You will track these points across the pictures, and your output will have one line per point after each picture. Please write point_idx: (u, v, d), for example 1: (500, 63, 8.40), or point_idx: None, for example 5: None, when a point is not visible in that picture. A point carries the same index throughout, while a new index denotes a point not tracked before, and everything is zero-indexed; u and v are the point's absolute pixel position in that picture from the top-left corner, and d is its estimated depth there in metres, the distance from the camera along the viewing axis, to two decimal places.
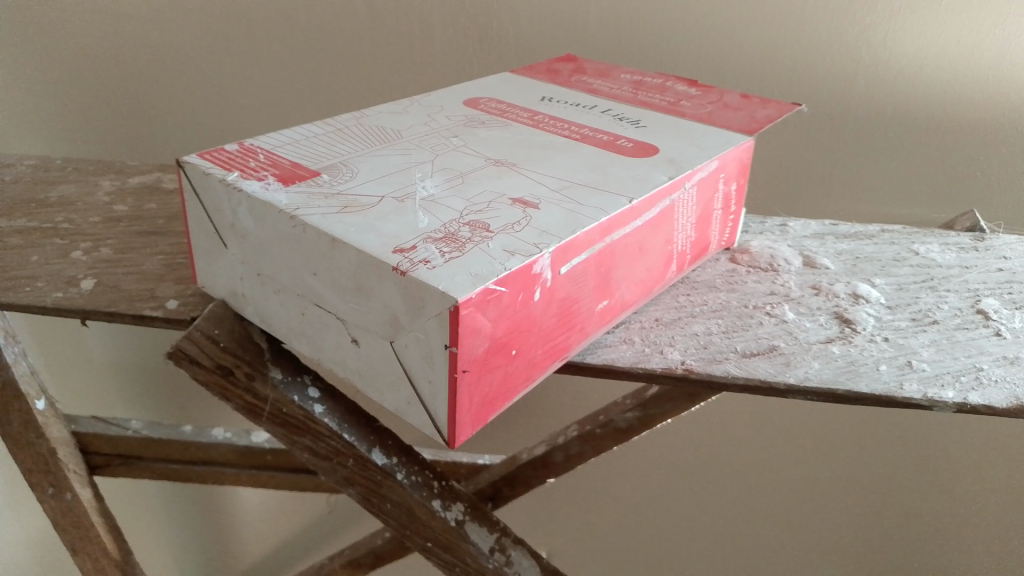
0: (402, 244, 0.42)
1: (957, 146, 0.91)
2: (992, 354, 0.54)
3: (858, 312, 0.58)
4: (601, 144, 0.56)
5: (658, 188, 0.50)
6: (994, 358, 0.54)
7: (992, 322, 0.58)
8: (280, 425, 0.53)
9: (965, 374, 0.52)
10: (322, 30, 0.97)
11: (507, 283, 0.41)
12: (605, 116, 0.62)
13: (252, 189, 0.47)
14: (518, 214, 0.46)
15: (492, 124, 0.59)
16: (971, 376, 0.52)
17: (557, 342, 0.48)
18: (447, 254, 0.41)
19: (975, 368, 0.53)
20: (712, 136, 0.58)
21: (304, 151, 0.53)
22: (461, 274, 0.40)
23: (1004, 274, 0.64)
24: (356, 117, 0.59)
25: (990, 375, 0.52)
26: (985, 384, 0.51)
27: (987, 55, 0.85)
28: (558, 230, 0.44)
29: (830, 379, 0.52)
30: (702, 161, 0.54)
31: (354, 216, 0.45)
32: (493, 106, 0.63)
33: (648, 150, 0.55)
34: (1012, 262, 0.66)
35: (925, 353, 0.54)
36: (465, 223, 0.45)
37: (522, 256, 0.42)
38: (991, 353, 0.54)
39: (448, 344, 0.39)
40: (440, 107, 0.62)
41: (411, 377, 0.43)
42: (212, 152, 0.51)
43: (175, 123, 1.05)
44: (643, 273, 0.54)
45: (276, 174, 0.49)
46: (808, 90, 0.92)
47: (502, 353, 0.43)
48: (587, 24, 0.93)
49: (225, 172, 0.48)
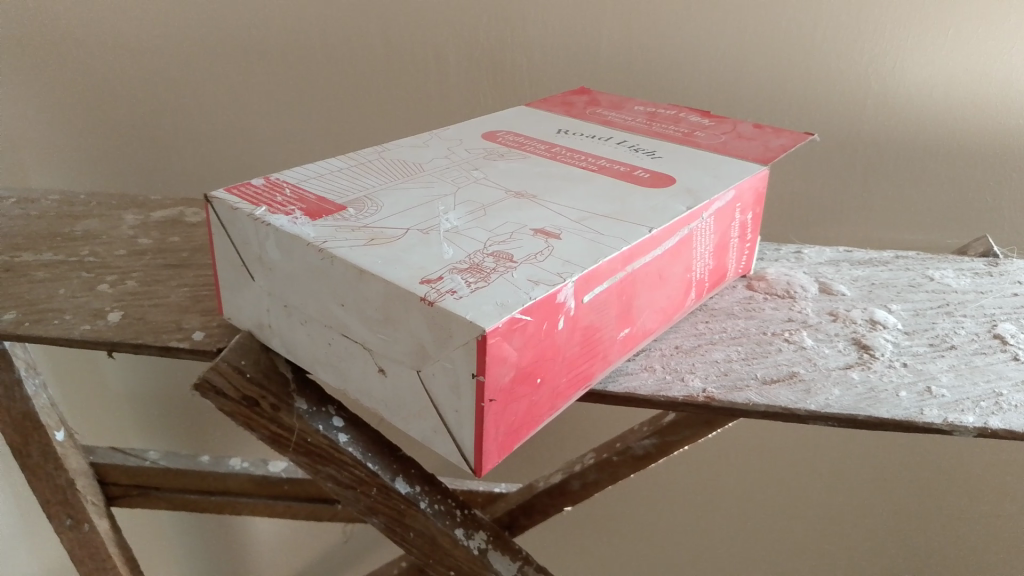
0: (429, 274, 0.43)
1: (967, 172, 0.92)
2: (1010, 378, 0.55)
3: (876, 337, 0.59)
4: (618, 176, 0.57)
5: (676, 218, 0.51)
6: (1012, 382, 0.54)
7: (1010, 347, 0.58)
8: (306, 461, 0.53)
9: (986, 399, 0.53)
10: (338, 66, 0.98)
11: (532, 312, 0.41)
12: (621, 147, 0.62)
13: (280, 222, 0.48)
14: (540, 244, 0.47)
15: (510, 157, 0.60)
16: (991, 400, 0.53)
17: (582, 371, 0.48)
18: (473, 284, 0.42)
19: (994, 393, 0.53)
20: (727, 165, 0.59)
21: (328, 185, 0.54)
22: (488, 304, 0.40)
23: (1019, 299, 0.65)
24: (377, 152, 0.60)
25: (1010, 400, 0.53)
26: (1007, 409, 0.52)
27: (995, 82, 0.86)
28: (580, 259, 0.45)
29: (850, 405, 0.52)
30: (719, 191, 0.55)
31: (381, 248, 0.45)
32: (510, 139, 0.64)
33: (665, 180, 0.56)
34: None
35: (943, 378, 0.55)
36: (489, 254, 0.46)
37: (547, 285, 0.43)
38: (1011, 377, 0.55)
39: (474, 373, 0.40)
40: (458, 140, 0.63)
41: (437, 406, 0.43)
42: (239, 187, 0.52)
43: (193, 154, 1.06)
44: (663, 301, 0.54)
45: (302, 208, 0.50)
46: (819, 118, 0.93)
47: (528, 381, 0.43)
48: (600, 56, 0.94)
49: (253, 207, 0.49)
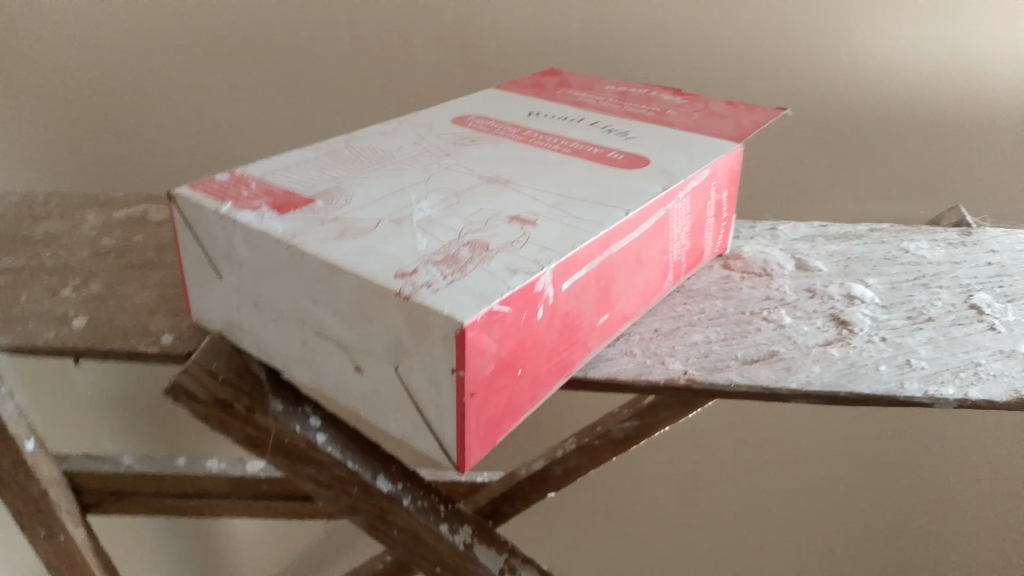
0: (403, 267, 0.42)
1: (933, 143, 0.93)
2: (988, 348, 0.55)
3: (854, 312, 0.59)
4: (592, 158, 0.56)
5: (652, 200, 0.50)
6: (991, 352, 0.55)
7: (986, 317, 0.58)
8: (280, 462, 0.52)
9: (965, 370, 0.53)
10: (301, 54, 0.96)
11: (511, 302, 0.41)
12: (594, 128, 0.62)
13: (247, 219, 0.47)
14: (516, 232, 0.46)
15: (482, 142, 0.59)
16: (970, 371, 0.53)
17: (563, 359, 0.47)
18: (449, 275, 0.42)
19: (973, 364, 0.54)
20: (702, 144, 0.58)
21: (295, 177, 0.52)
22: (466, 295, 0.40)
23: (993, 267, 0.65)
24: (346, 140, 0.58)
25: (988, 370, 0.53)
26: (986, 379, 0.52)
27: (962, 53, 0.88)
28: (558, 245, 0.44)
29: (831, 382, 0.52)
30: (694, 171, 0.54)
31: (352, 242, 0.44)
32: (481, 123, 0.63)
33: (640, 162, 0.55)
34: (1001, 255, 0.66)
35: (922, 350, 0.55)
36: (464, 243, 0.45)
37: (525, 274, 0.42)
38: (989, 347, 0.55)
39: (454, 367, 0.39)
40: (428, 126, 0.62)
41: (417, 402, 0.42)
42: (203, 183, 0.51)
43: (155, 149, 1.03)
44: (641, 284, 0.54)
45: (269, 203, 0.48)
46: (790, 95, 0.93)
47: (508, 372, 0.42)
48: (567, 37, 0.93)
49: (218, 204, 0.48)
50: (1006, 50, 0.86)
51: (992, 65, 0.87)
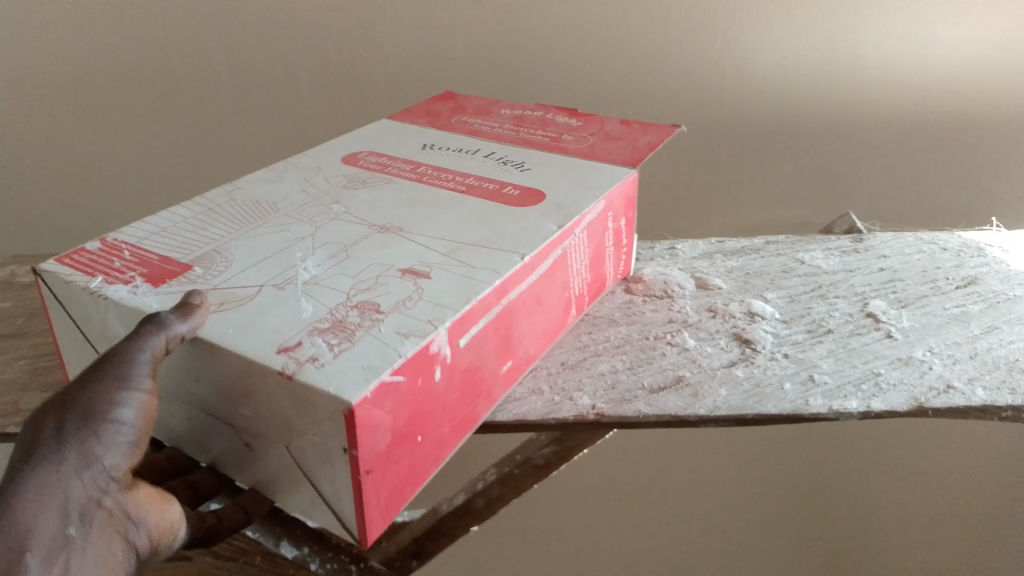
0: (286, 340, 0.40)
1: (828, 149, 0.94)
2: (887, 357, 0.56)
3: (755, 329, 0.59)
4: (486, 195, 0.55)
5: (546, 241, 0.49)
6: (889, 361, 0.56)
7: (883, 324, 0.60)
8: (185, 488, 0.45)
9: (865, 382, 0.54)
10: (184, 89, 0.93)
11: (404, 370, 0.39)
12: (488, 160, 0.60)
13: (119, 294, 0.44)
14: (407, 287, 0.45)
15: (373, 182, 0.57)
16: (871, 382, 0.54)
17: (466, 416, 0.46)
18: (336, 346, 0.40)
19: (873, 374, 0.55)
20: (596, 173, 0.57)
21: (173, 239, 0.49)
22: (354, 370, 0.38)
23: (885, 273, 0.66)
24: (225, 191, 0.55)
25: (887, 379, 0.54)
26: (886, 391, 0.53)
27: (843, 57, 0.90)
28: (451, 301, 0.43)
29: (738, 405, 0.52)
30: (590, 205, 0.53)
31: (232, 313, 0.42)
32: (373, 161, 0.60)
33: (535, 197, 0.54)
34: (890, 261, 0.68)
35: (823, 365, 0.56)
36: (353, 306, 0.43)
37: (417, 338, 0.41)
38: (886, 357, 0.56)
39: (346, 446, 0.38)
40: (315, 168, 0.59)
41: (312, 478, 0.41)
42: (72, 254, 0.48)
43: (31, 196, 0.98)
44: (543, 325, 0.53)
45: (144, 273, 0.46)
46: (682, 109, 0.93)
47: (406, 440, 0.41)
48: (456, 61, 0.91)
49: (89, 278, 0.45)
50: (881, 55, 0.89)
51: (874, 69, 0.90)
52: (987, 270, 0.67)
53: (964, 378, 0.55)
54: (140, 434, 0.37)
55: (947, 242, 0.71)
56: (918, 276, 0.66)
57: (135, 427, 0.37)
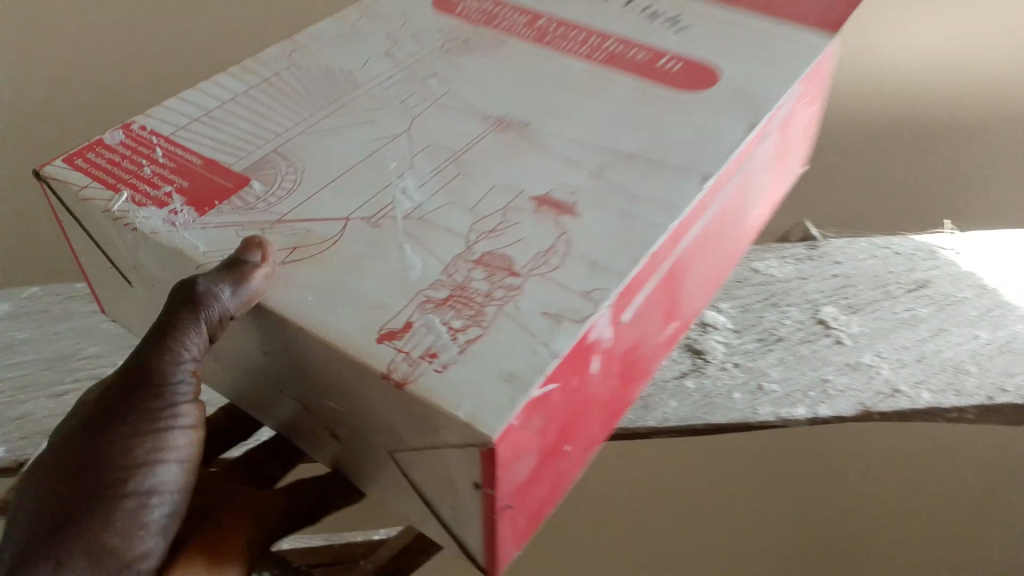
0: (388, 319, 0.28)
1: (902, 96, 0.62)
2: (835, 363, 0.43)
3: (711, 335, 0.44)
4: (636, 71, 0.40)
5: (733, 154, 0.35)
6: (838, 366, 0.43)
7: (834, 330, 0.44)
8: (251, 474, 0.36)
9: (814, 387, 0.41)
10: None
11: (559, 373, 0.27)
12: (631, 12, 0.44)
13: (152, 224, 0.32)
14: (550, 232, 0.32)
15: (479, 45, 0.42)
16: (819, 390, 0.41)
17: (620, 407, 0.33)
18: (460, 334, 0.28)
19: (821, 382, 0.42)
20: (781, 39, 0.42)
21: (219, 132, 0.36)
22: (488, 377, 0.26)
23: (842, 279, 0.48)
24: (284, 54, 0.41)
25: (836, 387, 0.42)
26: (834, 397, 0.41)
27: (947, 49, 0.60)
28: (614, 259, 0.30)
29: (690, 414, 0.40)
30: (784, 93, 0.38)
31: (311, 267, 0.30)
32: (477, 7, 0.45)
33: (704, 78, 0.39)
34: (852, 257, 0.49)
35: (773, 371, 0.42)
36: (477, 263, 0.30)
37: (574, 321, 0.28)
38: (835, 362, 0.43)
39: (479, 482, 0.26)
40: (400, 18, 0.44)
41: (425, 497, 0.30)
42: (89, 152, 0.35)
43: None
44: (716, 266, 0.39)
45: (184, 191, 0.33)
46: None
47: (553, 458, 0.29)
48: None
49: (111, 196, 0.33)
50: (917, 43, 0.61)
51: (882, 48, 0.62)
52: (941, 275, 0.48)
53: (910, 381, 0.42)
54: (181, 494, 0.29)
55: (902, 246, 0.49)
56: (870, 280, 0.47)
57: (177, 489, 0.28)
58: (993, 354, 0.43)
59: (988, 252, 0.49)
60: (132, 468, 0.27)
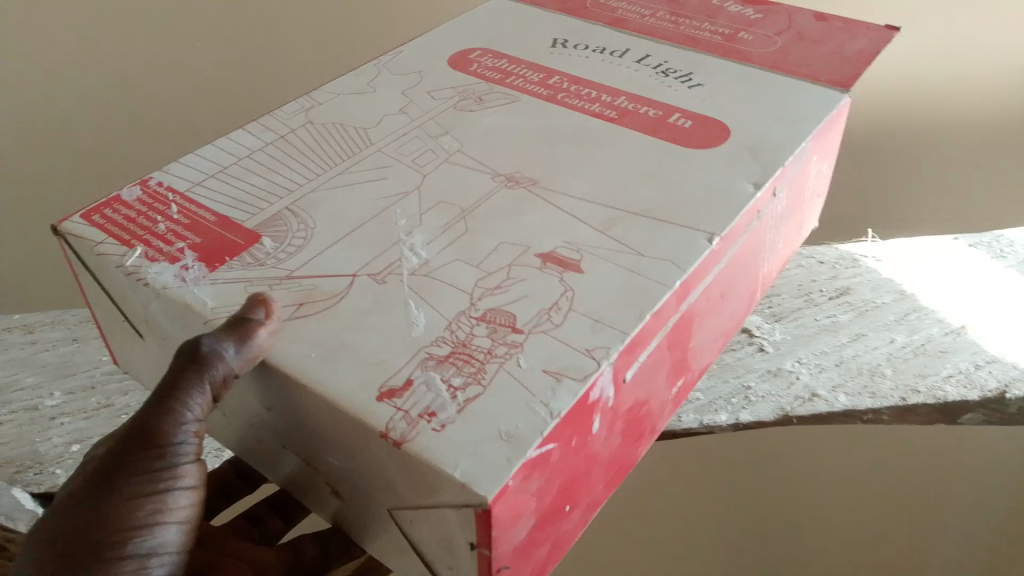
0: (390, 376, 0.28)
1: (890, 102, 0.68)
2: (757, 369, 0.49)
3: None
4: (646, 126, 0.40)
5: (742, 210, 0.35)
6: (759, 374, 0.48)
7: (757, 337, 0.51)
8: (253, 527, 0.37)
9: (737, 395, 0.47)
10: None
11: (558, 434, 0.27)
12: (644, 68, 0.45)
13: (164, 280, 0.32)
14: (555, 288, 0.32)
15: (493, 101, 0.42)
16: (743, 396, 0.47)
17: (629, 464, 0.33)
18: (460, 392, 0.28)
19: (744, 388, 0.48)
20: (793, 94, 0.42)
21: (234, 188, 0.37)
22: (487, 436, 0.26)
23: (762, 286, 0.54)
24: (302, 111, 0.42)
25: (758, 392, 0.47)
26: (756, 402, 0.47)
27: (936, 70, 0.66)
28: (618, 316, 0.30)
29: None
30: (795, 149, 0.39)
31: (316, 323, 0.30)
32: (491, 64, 0.45)
33: (715, 132, 0.40)
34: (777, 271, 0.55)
35: (699, 381, 0.48)
36: (480, 319, 0.30)
37: (576, 380, 0.28)
38: (757, 368, 0.49)
39: (475, 543, 0.26)
40: (416, 75, 0.45)
41: (425, 556, 0.30)
42: (107, 208, 0.36)
43: None
44: (726, 321, 0.39)
45: (197, 246, 0.34)
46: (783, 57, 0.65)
47: (552, 518, 0.29)
48: None
49: (127, 251, 0.34)
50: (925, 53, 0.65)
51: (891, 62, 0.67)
52: (861, 280, 0.55)
53: (827, 384, 0.48)
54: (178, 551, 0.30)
55: (826, 254, 0.57)
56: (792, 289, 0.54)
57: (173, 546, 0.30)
58: (907, 357, 0.50)
59: (900, 262, 0.56)
60: (131, 530, 0.29)
